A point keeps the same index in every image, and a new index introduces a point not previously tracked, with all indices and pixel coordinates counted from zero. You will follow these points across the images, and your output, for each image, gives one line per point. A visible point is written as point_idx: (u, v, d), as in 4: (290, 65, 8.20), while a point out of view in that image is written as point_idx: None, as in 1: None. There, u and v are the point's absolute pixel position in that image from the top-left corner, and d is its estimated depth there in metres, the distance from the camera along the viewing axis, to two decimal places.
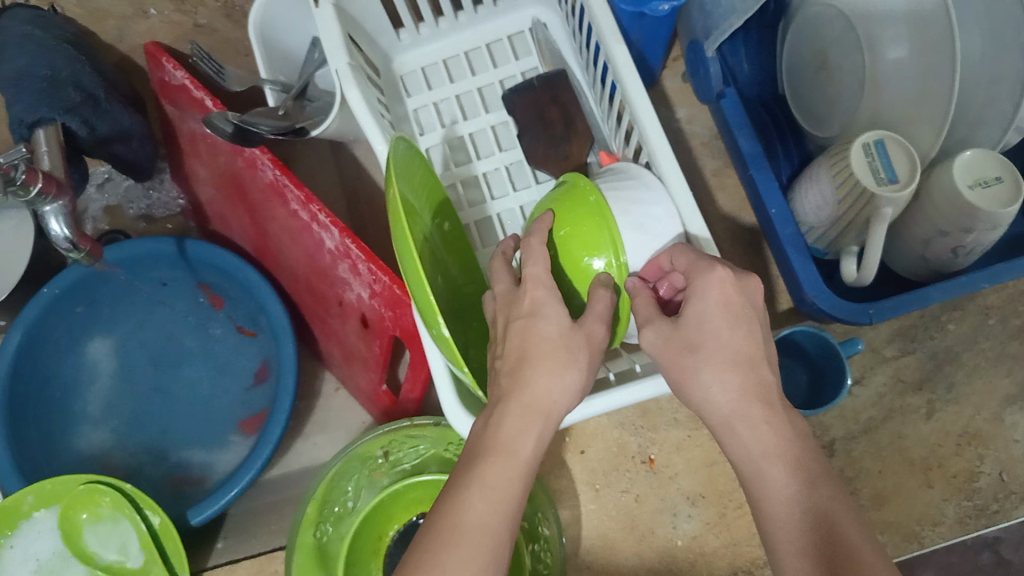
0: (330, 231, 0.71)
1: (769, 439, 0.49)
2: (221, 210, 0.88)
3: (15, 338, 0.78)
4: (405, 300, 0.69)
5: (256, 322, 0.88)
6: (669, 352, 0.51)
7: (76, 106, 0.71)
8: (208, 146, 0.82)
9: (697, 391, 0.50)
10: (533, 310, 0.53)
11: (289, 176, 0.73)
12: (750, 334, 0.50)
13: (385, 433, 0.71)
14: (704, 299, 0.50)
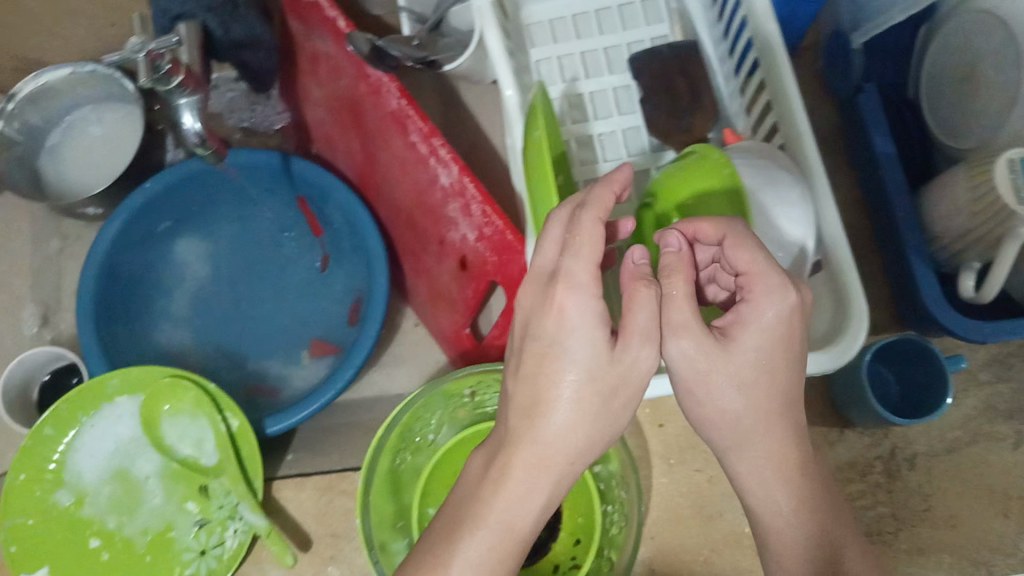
0: (448, 168, 0.71)
1: (772, 470, 0.52)
2: (329, 133, 0.87)
3: (117, 224, 0.80)
4: (515, 248, 0.69)
5: (346, 247, 0.88)
6: (705, 369, 0.49)
7: (216, 5, 0.72)
8: (330, 66, 0.80)
9: (717, 409, 0.51)
10: (560, 326, 0.46)
11: (415, 108, 0.72)
12: (785, 377, 0.50)
13: (474, 375, 0.71)
14: (755, 328, 0.48)
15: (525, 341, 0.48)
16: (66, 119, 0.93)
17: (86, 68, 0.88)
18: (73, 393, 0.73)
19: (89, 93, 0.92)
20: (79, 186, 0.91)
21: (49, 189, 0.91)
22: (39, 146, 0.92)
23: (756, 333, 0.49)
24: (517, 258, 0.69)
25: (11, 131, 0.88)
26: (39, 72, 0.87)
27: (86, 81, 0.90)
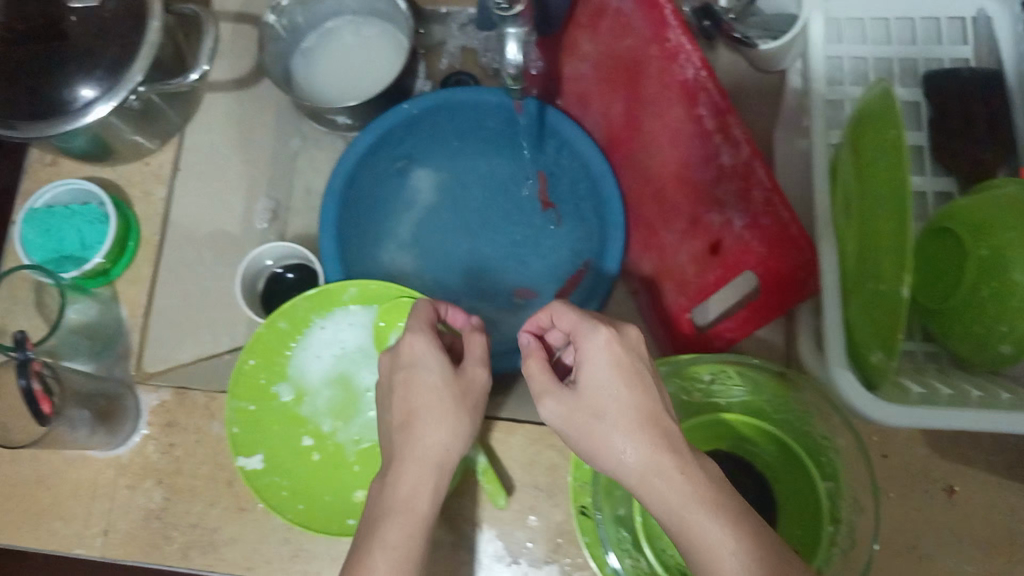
0: (737, 149, 0.69)
1: (685, 488, 0.52)
2: (589, 88, 0.86)
3: (367, 137, 0.81)
4: (794, 241, 0.67)
5: (580, 205, 0.86)
6: (577, 418, 0.56)
7: None
8: (616, 22, 0.79)
9: (609, 456, 0.55)
10: (410, 360, 0.63)
11: (714, 80, 0.70)
12: (647, 392, 0.55)
13: (723, 361, 0.69)
14: (592, 362, 0.56)
15: (393, 375, 0.64)
16: (323, 26, 0.95)
17: None
18: (312, 290, 0.76)
19: (353, 3, 0.93)
20: (328, 94, 0.92)
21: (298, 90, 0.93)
22: (295, 47, 0.94)
23: (587, 368, 0.56)
24: (795, 255, 0.67)
25: (280, 27, 0.89)
26: None
27: None
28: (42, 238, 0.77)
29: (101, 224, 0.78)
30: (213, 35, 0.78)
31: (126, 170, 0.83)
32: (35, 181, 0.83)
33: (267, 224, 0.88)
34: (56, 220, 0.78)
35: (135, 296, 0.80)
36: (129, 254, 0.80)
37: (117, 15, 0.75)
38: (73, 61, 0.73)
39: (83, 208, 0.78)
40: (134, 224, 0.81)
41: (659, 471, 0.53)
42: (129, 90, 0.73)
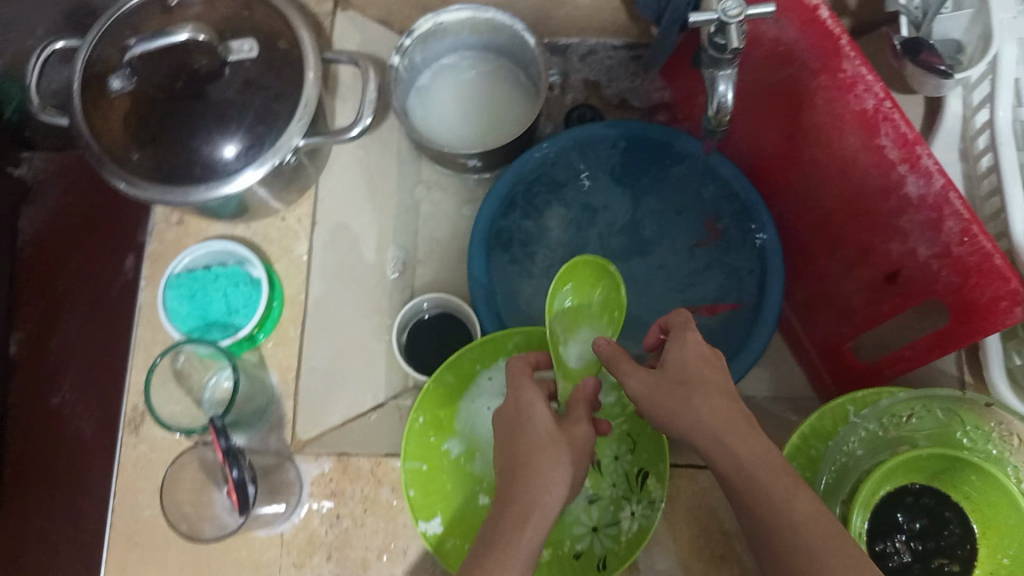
0: (930, 179, 0.67)
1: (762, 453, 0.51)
2: (742, 117, 0.85)
3: (506, 178, 0.82)
4: (998, 270, 0.64)
5: (738, 242, 0.83)
6: (660, 390, 0.56)
7: None
8: (774, 52, 0.77)
9: (685, 421, 0.54)
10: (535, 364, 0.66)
11: (899, 109, 0.68)
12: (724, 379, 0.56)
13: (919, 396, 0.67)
14: (687, 349, 0.58)
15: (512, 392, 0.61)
16: (438, 62, 0.92)
17: (487, 14, 0.85)
18: (478, 339, 0.73)
19: (470, 39, 0.90)
20: (448, 133, 0.90)
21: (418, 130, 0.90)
22: (411, 86, 0.92)
23: (680, 352, 0.58)
24: (999, 285, 0.65)
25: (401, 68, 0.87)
26: (439, 11, 0.85)
27: (477, 27, 0.88)
28: (186, 304, 0.74)
29: (248, 286, 0.75)
30: (373, 81, 0.72)
31: (261, 227, 0.80)
32: (167, 242, 0.80)
33: (399, 274, 0.85)
34: (200, 285, 0.74)
35: (285, 361, 0.76)
36: (274, 318, 0.77)
37: (268, 68, 0.71)
38: (225, 122, 0.69)
39: (226, 271, 0.75)
40: (278, 284, 0.78)
41: (736, 433, 0.52)
42: (288, 151, 0.68)
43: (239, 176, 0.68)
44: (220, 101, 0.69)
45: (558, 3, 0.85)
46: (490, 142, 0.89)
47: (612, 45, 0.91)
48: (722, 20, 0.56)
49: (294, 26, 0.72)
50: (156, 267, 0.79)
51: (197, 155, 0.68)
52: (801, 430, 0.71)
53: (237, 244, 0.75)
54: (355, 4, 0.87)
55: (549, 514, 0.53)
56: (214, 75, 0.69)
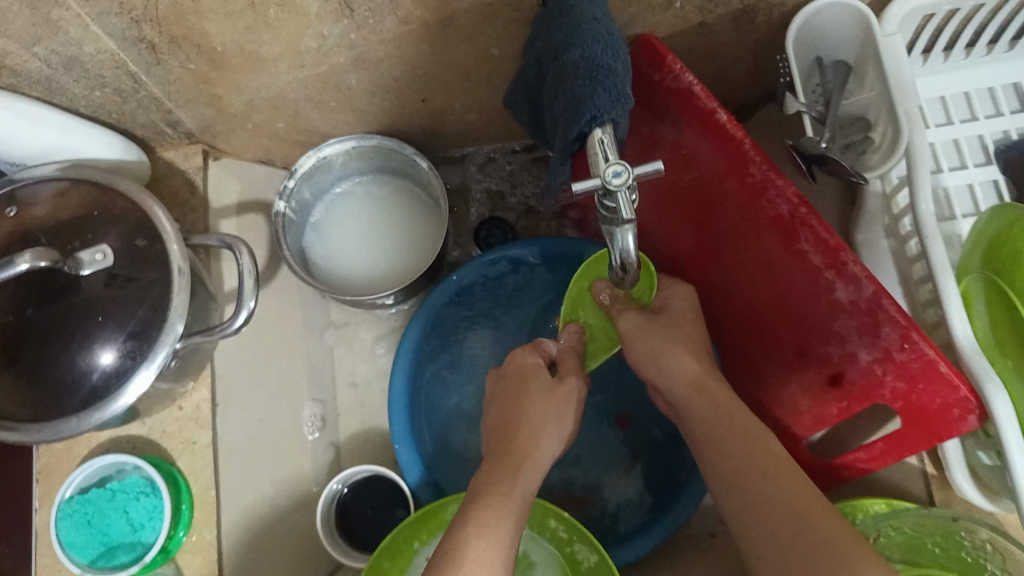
0: (860, 287, 0.62)
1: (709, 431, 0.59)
2: (658, 215, 0.79)
3: (418, 320, 0.77)
4: (944, 378, 0.60)
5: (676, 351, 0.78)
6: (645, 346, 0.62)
7: (621, 104, 0.58)
8: (675, 154, 0.73)
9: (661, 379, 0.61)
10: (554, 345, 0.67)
11: (816, 215, 0.63)
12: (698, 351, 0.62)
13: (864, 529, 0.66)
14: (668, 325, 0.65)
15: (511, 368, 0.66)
16: (329, 193, 0.86)
17: (372, 142, 0.79)
18: (411, 516, 0.68)
19: (358, 165, 0.84)
20: (351, 269, 0.84)
21: (318, 271, 0.84)
22: (304, 223, 0.85)
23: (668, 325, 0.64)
24: (948, 392, 0.61)
25: (289, 211, 0.80)
26: (321, 145, 0.79)
27: (364, 154, 0.82)
28: (84, 532, 0.67)
29: (149, 496, 0.68)
30: (248, 259, 0.66)
31: (157, 419, 0.73)
32: (53, 455, 0.72)
33: (317, 434, 0.81)
34: (96, 507, 0.68)
35: (204, 569, 0.69)
36: (186, 523, 0.70)
37: (132, 265, 0.64)
38: (94, 332, 0.62)
39: (123, 485, 0.69)
40: (184, 483, 0.70)
41: (705, 397, 0.58)
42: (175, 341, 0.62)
43: (128, 385, 0.61)
44: (78, 317, 0.62)
45: (446, 121, 0.79)
46: (398, 272, 0.83)
47: (509, 150, 0.85)
48: (608, 187, 0.51)
49: (152, 215, 0.65)
50: (45, 485, 0.71)
51: (63, 380, 0.61)
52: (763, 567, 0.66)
53: (125, 456, 0.68)
54: (228, 150, 0.80)
55: (537, 464, 0.55)
56: (67, 290, 0.62)
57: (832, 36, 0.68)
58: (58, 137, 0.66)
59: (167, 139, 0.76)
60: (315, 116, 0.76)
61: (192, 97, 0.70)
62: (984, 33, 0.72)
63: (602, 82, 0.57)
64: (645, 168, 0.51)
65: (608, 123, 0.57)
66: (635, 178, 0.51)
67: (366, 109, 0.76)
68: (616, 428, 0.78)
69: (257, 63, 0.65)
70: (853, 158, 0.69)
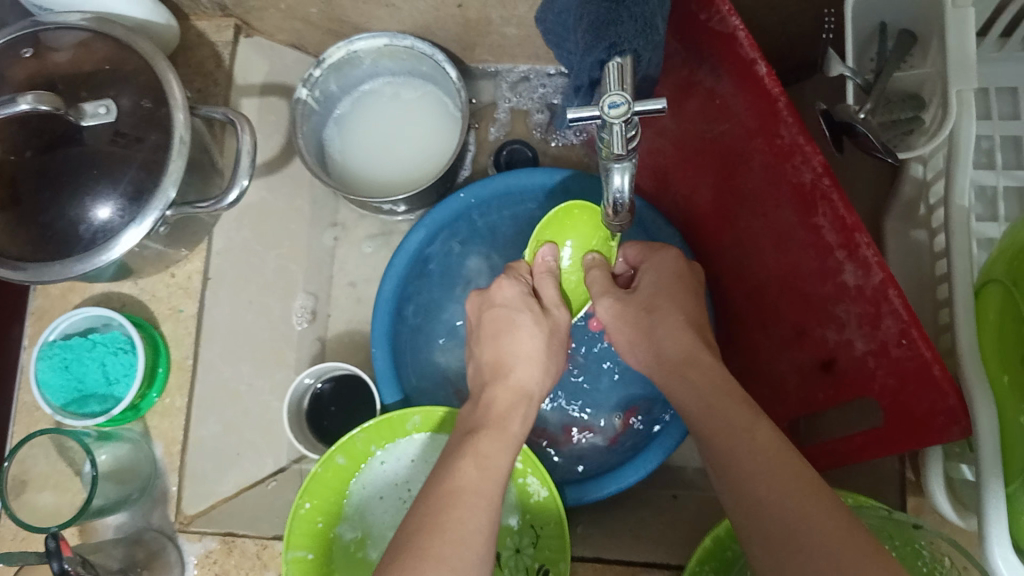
0: (868, 272, 0.58)
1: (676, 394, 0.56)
2: (682, 165, 0.76)
3: (417, 234, 0.74)
4: (933, 380, 0.56)
5: None
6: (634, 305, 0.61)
7: (641, 35, 0.55)
8: (709, 104, 0.69)
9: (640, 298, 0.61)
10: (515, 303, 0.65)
11: (839, 189, 0.58)
12: (683, 305, 0.61)
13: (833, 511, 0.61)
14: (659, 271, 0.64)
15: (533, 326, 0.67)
16: (357, 89, 0.84)
17: (405, 42, 0.76)
18: (371, 422, 0.67)
19: (390, 65, 0.82)
20: (366, 169, 0.83)
21: (333, 166, 0.83)
22: (327, 116, 0.84)
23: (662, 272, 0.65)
24: (937, 398, 0.56)
25: (312, 99, 0.79)
26: (354, 37, 0.77)
27: (396, 54, 0.79)
28: (61, 376, 0.68)
29: (127, 353, 0.69)
30: (249, 139, 0.64)
31: (150, 283, 0.74)
32: (47, 298, 0.74)
33: (305, 325, 0.81)
34: (75, 355, 0.68)
35: (169, 433, 0.71)
36: (159, 386, 0.71)
37: (139, 125, 0.64)
38: (91, 184, 0.62)
39: (103, 337, 0.69)
40: (163, 348, 0.71)
41: (687, 373, 0.55)
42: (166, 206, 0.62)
43: (117, 238, 0.62)
44: (77, 170, 0.62)
45: (482, 31, 0.77)
46: (409, 181, 0.82)
47: (545, 73, 0.83)
48: (604, 118, 0.47)
49: (164, 79, 0.65)
50: (35, 327, 0.73)
51: (57, 228, 0.62)
52: (700, 538, 0.62)
53: (111, 312, 0.68)
54: (260, 29, 0.79)
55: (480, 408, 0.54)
56: (70, 139, 0.62)
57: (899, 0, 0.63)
58: None
59: (200, 7, 0.76)
60: (348, 7, 0.74)
61: None
62: None
63: (629, 7, 0.54)
64: (647, 104, 0.48)
65: (627, 54, 0.54)
66: (635, 114, 0.48)
67: (399, 6, 0.73)
68: (598, 369, 0.76)
69: None
70: (895, 137, 0.64)
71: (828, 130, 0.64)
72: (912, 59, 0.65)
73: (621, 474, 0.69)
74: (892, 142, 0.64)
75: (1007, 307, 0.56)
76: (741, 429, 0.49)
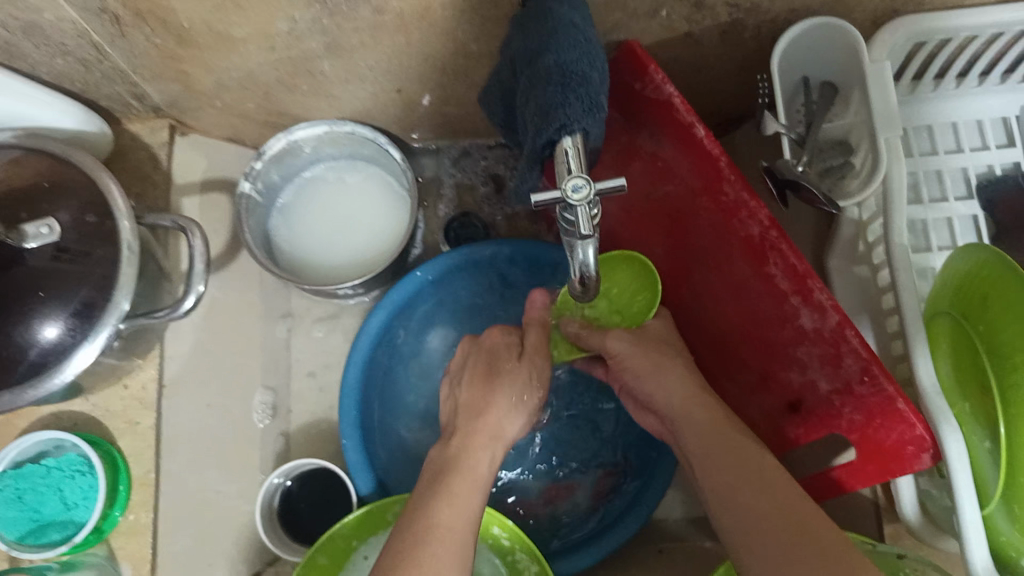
0: (823, 315, 0.60)
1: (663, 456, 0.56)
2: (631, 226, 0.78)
3: (377, 316, 0.74)
4: (897, 415, 0.58)
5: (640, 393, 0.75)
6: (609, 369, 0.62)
7: (589, 113, 0.56)
8: (651, 166, 0.72)
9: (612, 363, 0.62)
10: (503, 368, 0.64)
11: (787, 240, 0.61)
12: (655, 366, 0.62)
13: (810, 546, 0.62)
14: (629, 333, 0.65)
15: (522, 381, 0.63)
16: (299, 176, 0.84)
17: (345, 128, 0.76)
18: (353, 516, 0.65)
19: (331, 151, 0.82)
20: (316, 257, 0.82)
21: (282, 256, 0.82)
22: (271, 206, 0.83)
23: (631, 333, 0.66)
24: (904, 428, 0.58)
25: (255, 192, 0.78)
26: (293, 128, 0.77)
27: (337, 140, 0.79)
28: (15, 508, 0.65)
29: (84, 475, 0.66)
30: (200, 244, 0.63)
31: (103, 398, 0.71)
32: None
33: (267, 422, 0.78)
34: (29, 484, 0.65)
35: (136, 553, 0.68)
36: (121, 505, 0.68)
37: (83, 241, 0.61)
38: (34, 307, 0.59)
39: (58, 462, 0.66)
40: (122, 464, 0.68)
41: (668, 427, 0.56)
42: (119, 319, 0.60)
43: (69, 360, 0.59)
44: (20, 293, 0.59)
45: (422, 112, 0.78)
46: (361, 265, 0.81)
47: (485, 145, 0.85)
48: (567, 201, 0.48)
49: (107, 191, 0.63)
50: None
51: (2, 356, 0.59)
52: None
53: (63, 434, 0.65)
54: (196, 126, 0.78)
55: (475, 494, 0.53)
56: (7, 263, 0.59)
57: (816, 57, 0.67)
58: (15, 102, 0.64)
59: (133, 111, 0.74)
60: (286, 99, 0.74)
61: (157, 71, 0.67)
62: (973, 67, 0.71)
63: (575, 89, 0.56)
64: (607, 183, 0.49)
65: (578, 133, 0.55)
66: (596, 194, 0.49)
67: (339, 95, 0.74)
68: (572, 433, 0.77)
69: (224, 42, 0.63)
70: (831, 184, 0.68)
71: (772, 186, 0.68)
72: (835, 109, 0.70)
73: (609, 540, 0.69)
74: (829, 189, 0.68)
75: (957, 334, 0.60)
76: (743, 503, 0.48)
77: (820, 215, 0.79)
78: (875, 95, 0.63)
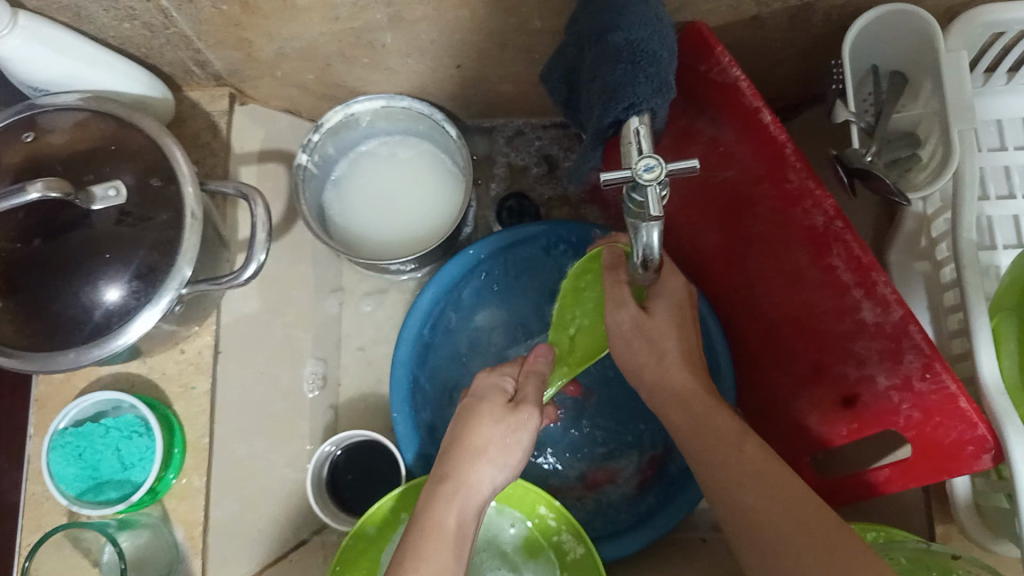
0: (886, 309, 0.59)
1: None
2: (686, 211, 0.77)
3: (428, 293, 0.74)
4: (960, 412, 0.57)
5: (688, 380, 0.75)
6: None
7: (657, 93, 0.55)
8: (711, 151, 0.71)
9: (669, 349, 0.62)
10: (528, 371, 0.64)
11: (853, 230, 0.59)
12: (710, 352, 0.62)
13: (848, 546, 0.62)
14: None
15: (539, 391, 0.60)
16: (354, 150, 0.84)
17: (402, 103, 0.76)
18: (399, 490, 0.66)
19: (386, 125, 0.82)
20: (367, 230, 0.82)
21: (334, 228, 0.82)
22: (325, 178, 0.83)
23: None
24: (964, 428, 0.58)
25: (311, 164, 0.78)
26: (350, 101, 0.77)
27: (392, 115, 0.79)
28: (74, 465, 0.66)
29: (141, 436, 0.67)
30: (262, 212, 0.63)
31: (158, 360, 0.71)
32: (51, 384, 0.71)
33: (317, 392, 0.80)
34: (89, 442, 0.66)
35: (189, 515, 0.68)
36: (176, 467, 0.68)
37: (147, 205, 0.62)
38: (100, 268, 0.60)
39: (117, 422, 0.67)
40: (177, 427, 0.69)
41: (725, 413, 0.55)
42: (180, 286, 0.61)
43: (132, 322, 0.60)
44: (86, 254, 0.60)
45: (478, 89, 0.77)
46: (413, 240, 0.81)
47: (539, 125, 0.84)
48: (637, 181, 0.48)
49: (171, 156, 0.64)
50: (40, 415, 0.71)
51: (69, 314, 0.60)
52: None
53: (122, 394, 0.66)
54: (254, 96, 0.79)
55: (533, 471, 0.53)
56: (75, 223, 0.60)
57: (887, 46, 0.66)
58: (84, 65, 0.64)
59: (193, 78, 0.75)
60: (345, 71, 0.74)
61: (221, 39, 0.68)
62: None
63: (644, 69, 0.55)
64: (679, 165, 0.48)
65: (646, 113, 0.55)
66: (667, 174, 0.48)
67: (397, 69, 0.74)
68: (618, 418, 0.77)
69: (289, 12, 0.63)
70: (897, 176, 0.67)
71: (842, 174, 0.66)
72: (904, 99, 0.68)
73: (652, 527, 0.69)
74: (895, 180, 0.67)
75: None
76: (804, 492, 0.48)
77: (880, 208, 0.78)
78: (948, 84, 0.62)
